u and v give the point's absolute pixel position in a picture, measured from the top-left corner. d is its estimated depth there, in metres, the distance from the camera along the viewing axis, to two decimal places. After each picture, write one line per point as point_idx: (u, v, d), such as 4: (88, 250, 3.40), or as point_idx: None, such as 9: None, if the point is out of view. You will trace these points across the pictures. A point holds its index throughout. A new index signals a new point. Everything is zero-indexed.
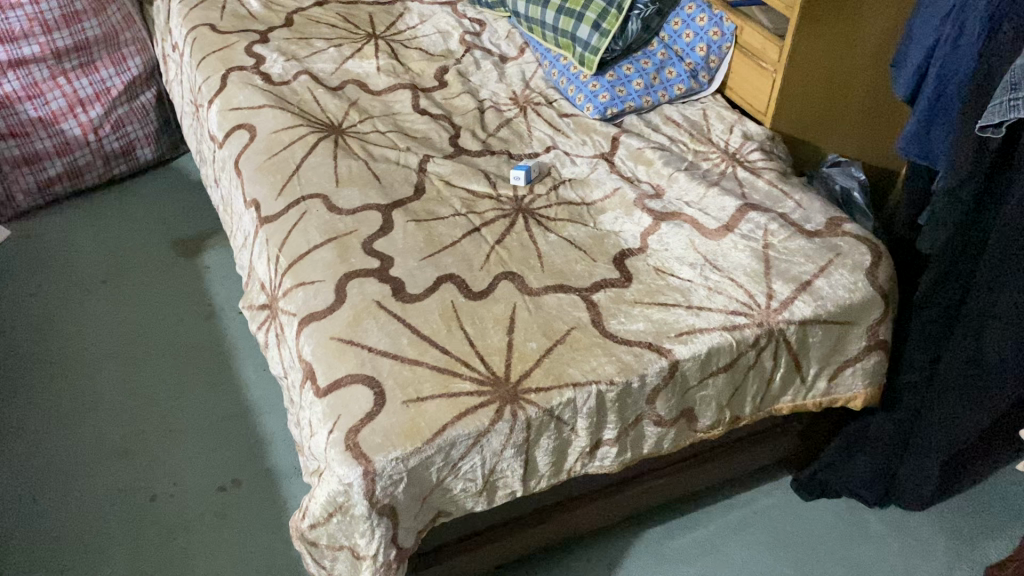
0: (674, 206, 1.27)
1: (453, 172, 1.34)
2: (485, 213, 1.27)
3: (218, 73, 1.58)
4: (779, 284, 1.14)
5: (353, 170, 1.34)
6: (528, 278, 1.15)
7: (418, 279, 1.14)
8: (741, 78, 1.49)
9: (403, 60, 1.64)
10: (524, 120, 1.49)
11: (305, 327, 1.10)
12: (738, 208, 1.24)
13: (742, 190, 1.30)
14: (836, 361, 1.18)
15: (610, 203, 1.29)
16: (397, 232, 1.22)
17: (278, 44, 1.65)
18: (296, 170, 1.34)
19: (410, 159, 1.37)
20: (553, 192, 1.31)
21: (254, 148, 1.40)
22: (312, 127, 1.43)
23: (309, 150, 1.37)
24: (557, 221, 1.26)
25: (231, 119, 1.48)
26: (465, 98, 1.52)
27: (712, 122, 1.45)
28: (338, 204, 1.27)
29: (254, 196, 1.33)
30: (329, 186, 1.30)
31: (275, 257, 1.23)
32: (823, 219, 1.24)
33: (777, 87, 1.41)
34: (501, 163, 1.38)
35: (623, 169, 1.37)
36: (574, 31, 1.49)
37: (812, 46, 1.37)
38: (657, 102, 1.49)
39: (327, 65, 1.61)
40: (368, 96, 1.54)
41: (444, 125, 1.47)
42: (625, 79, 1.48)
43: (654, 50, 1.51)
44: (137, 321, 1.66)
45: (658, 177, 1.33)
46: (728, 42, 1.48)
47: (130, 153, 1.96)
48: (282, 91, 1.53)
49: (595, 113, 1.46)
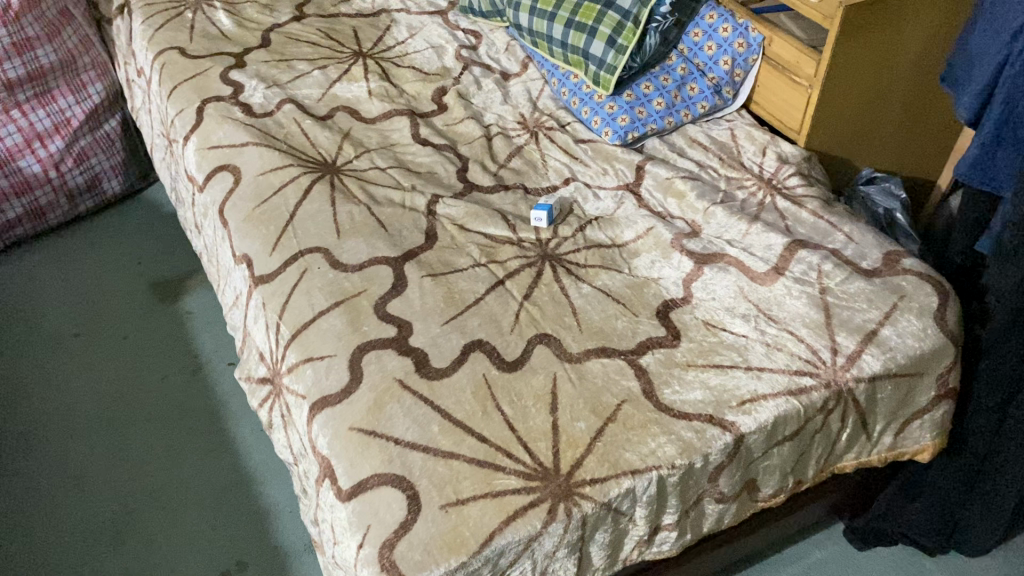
0: (715, 246, 1.15)
1: (465, 214, 1.21)
2: (507, 262, 1.14)
3: (192, 104, 1.43)
4: (844, 336, 1.02)
5: (354, 217, 1.20)
6: (566, 341, 1.02)
7: (443, 349, 1.01)
8: (769, 92, 1.37)
9: (396, 81, 1.50)
10: (536, 147, 1.36)
11: (318, 413, 0.97)
12: (786, 246, 1.13)
13: (786, 223, 1.19)
14: (904, 414, 1.07)
15: (644, 244, 1.17)
16: (412, 291, 1.09)
17: (256, 69, 1.50)
18: (291, 220, 1.20)
19: (417, 200, 1.24)
20: (579, 233, 1.19)
21: (240, 194, 1.26)
22: (303, 167, 1.28)
23: (303, 195, 1.23)
24: (588, 268, 1.13)
25: (212, 160, 1.34)
26: (469, 124, 1.39)
27: (742, 143, 1.33)
28: (341, 260, 1.14)
29: (245, 252, 1.19)
30: (330, 238, 1.17)
31: (275, 325, 1.09)
32: (879, 255, 1.13)
33: (813, 105, 1.29)
34: (517, 201, 1.26)
35: (651, 202, 1.25)
36: (585, 47, 1.36)
37: (852, 60, 1.25)
38: (680, 123, 1.36)
39: (312, 91, 1.46)
40: (362, 126, 1.40)
41: (450, 157, 1.33)
42: (645, 99, 1.35)
43: (672, 65, 1.39)
44: (116, 380, 1.51)
45: (692, 211, 1.21)
46: (755, 53, 1.36)
47: (95, 187, 1.80)
48: (265, 123, 1.38)
49: (615, 138, 1.33)
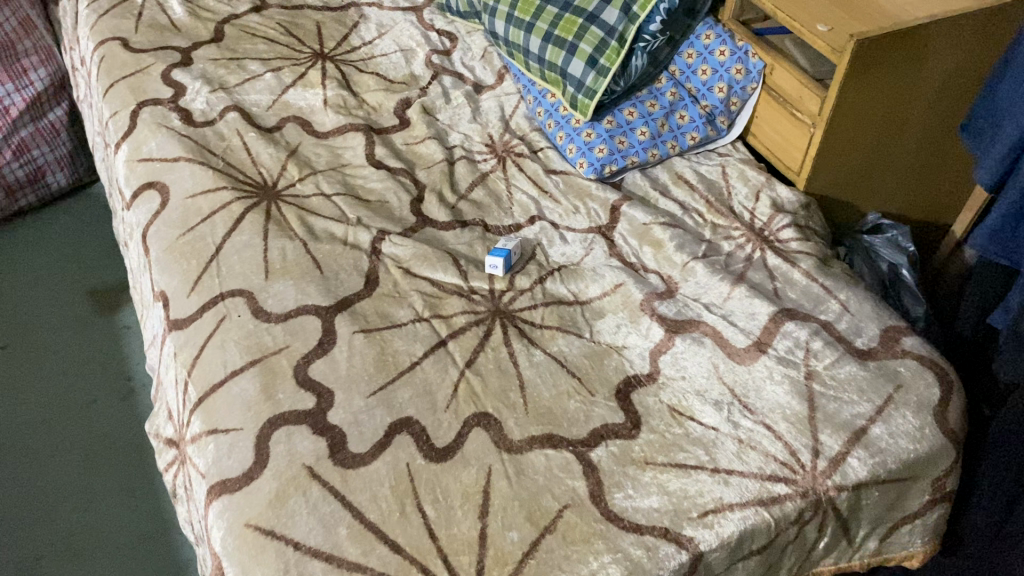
0: (690, 309, 1.01)
1: (412, 255, 1.08)
2: (452, 319, 1.01)
3: (127, 107, 1.29)
4: (828, 435, 0.89)
5: (287, 255, 1.06)
6: (507, 424, 0.89)
7: (364, 428, 0.88)
8: (768, 125, 1.22)
9: (356, 89, 1.35)
10: (502, 175, 1.21)
11: (214, 499, 0.84)
12: (770, 316, 0.99)
13: (774, 286, 1.04)
14: (891, 519, 0.93)
15: (610, 302, 1.03)
16: (340, 351, 0.96)
17: (203, 68, 1.35)
18: (216, 255, 1.07)
19: (361, 236, 1.10)
20: (539, 285, 1.05)
21: (165, 218, 1.13)
22: (238, 190, 1.15)
23: (232, 226, 1.10)
24: (543, 330, 0.99)
25: (140, 174, 1.20)
26: (431, 144, 1.25)
27: (733, 182, 1.19)
28: (264, 307, 1.00)
29: (163, 289, 1.06)
30: (256, 279, 1.03)
31: (184, 382, 0.96)
32: (876, 331, 0.99)
33: (814, 147, 1.14)
34: (474, 241, 1.12)
35: (624, 250, 1.10)
36: (564, 65, 1.21)
37: (861, 98, 1.10)
38: (665, 155, 1.22)
39: (262, 97, 1.32)
40: (312, 141, 1.26)
41: (405, 183, 1.19)
42: (627, 126, 1.20)
43: (661, 88, 1.23)
44: (40, 403, 1.39)
45: (669, 264, 1.07)
46: (755, 81, 1.20)
47: (38, 180, 1.66)
48: (204, 133, 1.24)
49: (590, 171, 1.19)
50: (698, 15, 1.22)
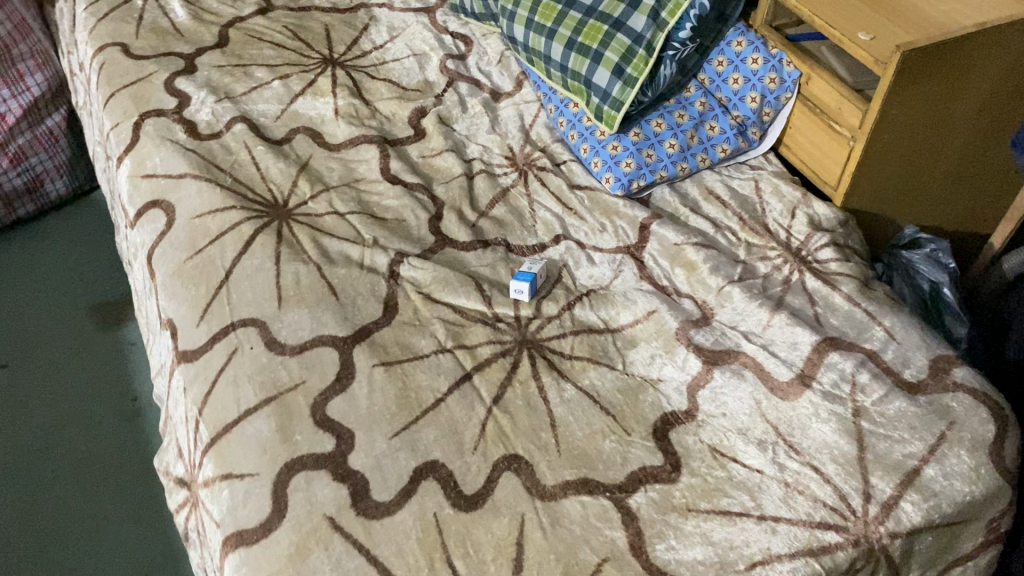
0: (728, 338, 0.96)
1: (433, 280, 1.02)
2: (477, 350, 0.95)
3: (129, 118, 1.23)
4: (879, 478, 0.84)
5: (300, 280, 1.01)
6: (539, 468, 0.84)
7: (388, 473, 0.83)
8: (802, 137, 1.16)
9: (368, 97, 1.29)
10: (524, 191, 1.16)
11: (231, 551, 0.79)
12: (813, 346, 0.94)
13: (815, 311, 0.99)
14: (943, 562, 0.88)
15: (643, 330, 0.97)
16: (359, 387, 0.90)
17: (207, 76, 1.29)
18: (226, 280, 1.01)
19: (378, 259, 1.05)
20: (567, 312, 0.99)
21: (172, 240, 1.07)
22: (248, 209, 1.09)
23: (242, 249, 1.04)
24: (573, 361, 0.94)
25: (145, 192, 1.14)
26: (449, 157, 1.19)
27: (767, 198, 1.13)
28: (278, 338, 0.95)
29: (171, 317, 1.01)
30: (268, 307, 0.98)
31: (195, 420, 0.91)
32: (924, 362, 0.94)
33: (854, 161, 1.08)
34: (496, 263, 1.06)
35: (655, 272, 1.05)
36: (588, 75, 1.14)
37: (905, 111, 1.04)
38: (695, 169, 1.16)
39: (270, 106, 1.26)
40: (324, 154, 1.20)
41: (422, 200, 1.14)
42: (655, 139, 1.15)
43: (690, 98, 1.17)
44: (42, 425, 1.33)
45: (704, 288, 1.01)
46: (789, 91, 1.14)
47: (36, 189, 1.60)
48: (210, 147, 1.18)
49: (617, 187, 1.13)
50: (728, 20, 1.16)
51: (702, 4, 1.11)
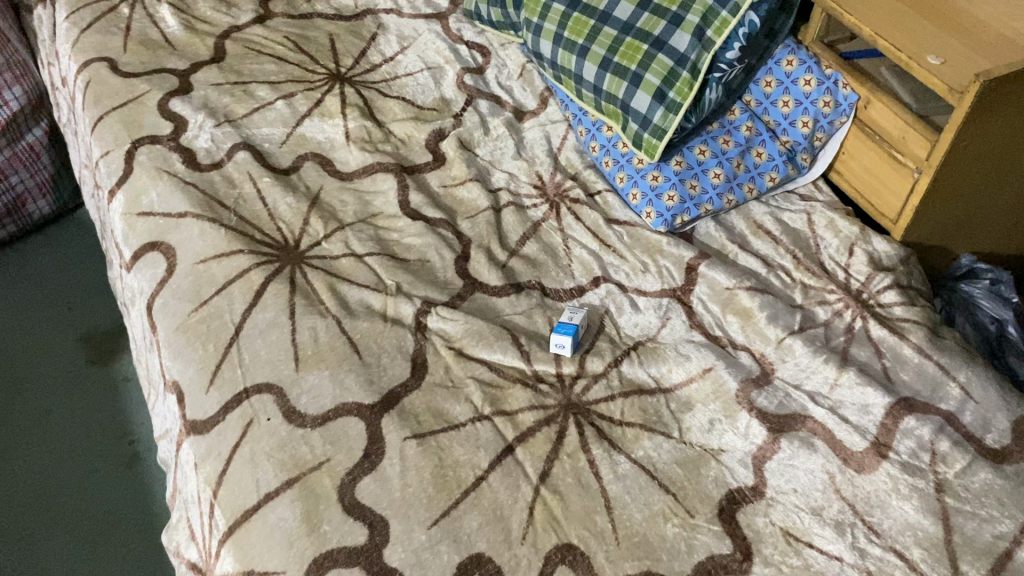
0: (792, 400, 0.87)
1: (464, 333, 0.93)
2: (518, 416, 0.86)
3: (121, 146, 1.13)
4: (970, 565, 0.75)
5: (318, 336, 0.91)
6: (596, 559, 0.76)
7: (429, 571, 0.74)
8: (858, 164, 1.07)
9: (381, 118, 1.19)
10: (557, 225, 1.06)
11: None
12: (886, 409, 0.85)
13: (883, 365, 0.91)
14: None
15: (698, 391, 0.89)
16: (391, 465, 0.81)
17: (205, 96, 1.19)
18: (236, 337, 0.92)
19: (402, 309, 0.95)
20: (614, 369, 0.91)
21: (174, 289, 0.98)
22: (257, 253, 0.99)
23: (252, 300, 0.94)
24: (625, 429, 0.85)
25: (141, 232, 1.04)
26: (473, 187, 1.09)
27: (821, 232, 1.04)
28: (298, 407, 0.86)
29: (176, 379, 0.91)
30: (284, 370, 0.89)
31: (209, 503, 0.82)
32: (1006, 425, 0.86)
33: (918, 194, 0.99)
34: (532, 310, 0.97)
35: (706, 319, 0.96)
36: (625, 98, 1.05)
37: (977, 142, 0.94)
38: (742, 200, 1.07)
39: (274, 130, 1.15)
40: (336, 184, 1.10)
41: (447, 237, 1.04)
42: (699, 168, 1.06)
43: (735, 121, 1.08)
44: (33, 475, 1.23)
45: (761, 340, 0.93)
46: (844, 115, 1.05)
47: (18, 209, 1.49)
48: (212, 179, 1.08)
49: (659, 223, 1.04)
50: (778, 35, 1.07)
51: (751, 21, 1.02)
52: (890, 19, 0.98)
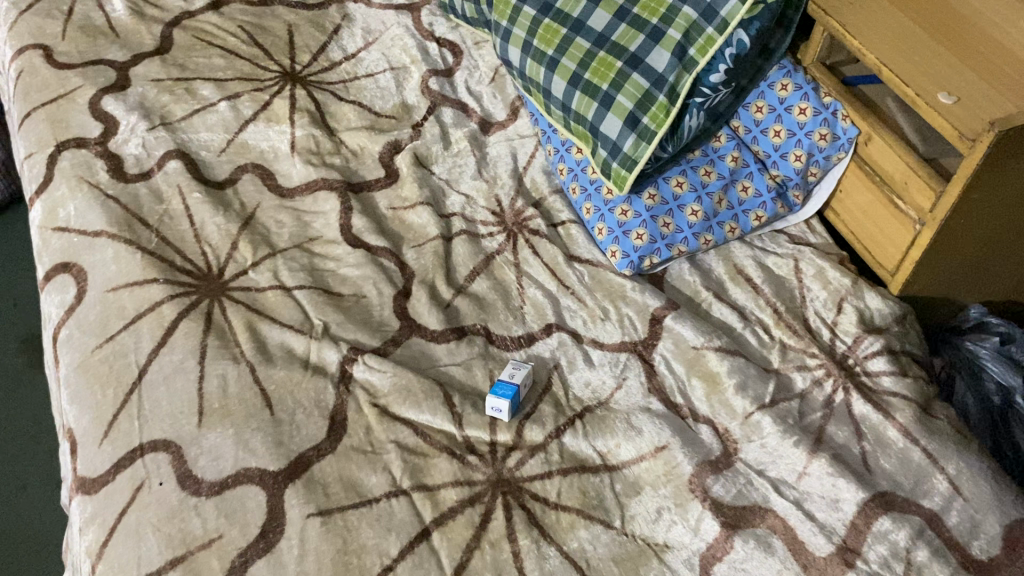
0: (753, 488, 0.77)
1: (391, 387, 0.83)
2: (439, 493, 0.76)
3: (44, 149, 1.02)
4: None
5: (227, 386, 0.82)
6: None
7: None
8: (855, 206, 0.95)
9: (333, 125, 1.09)
10: (512, 259, 0.95)
11: None
12: (858, 507, 0.75)
13: (862, 449, 0.80)
14: None
15: (648, 472, 0.78)
16: (288, 548, 0.72)
17: (142, 93, 1.08)
18: (138, 382, 0.82)
19: (326, 355, 0.85)
20: (554, 440, 0.80)
21: (80, 320, 0.88)
22: (173, 283, 0.89)
23: (161, 340, 0.85)
24: (559, 514, 0.75)
25: (55, 250, 0.94)
26: (423, 212, 0.99)
27: (808, 282, 0.93)
28: (194, 471, 0.77)
29: (71, 426, 0.82)
30: (185, 425, 0.79)
31: None
32: (997, 530, 0.74)
33: (919, 248, 0.87)
34: (473, 361, 0.86)
35: (667, 383, 0.85)
36: (594, 121, 0.92)
37: (991, 196, 0.81)
38: (721, 241, 0.95)
39: (214, 136, 1.05)
40: (274, 201, 1.00)
41: (388, 268, 0.94)
42: (674, 204, 0.94)
43: (720, 149, 0.96)
44: None
45: (727, 413, 0.82)
46: (842, 150, 0.92)
47: None
48: (137, 192, 0.98)
49: (624, 265, 0.92)
50: (773, 55, 0.95)
51: (740, 40, 0.89)
52: (901, 47, 0.85)
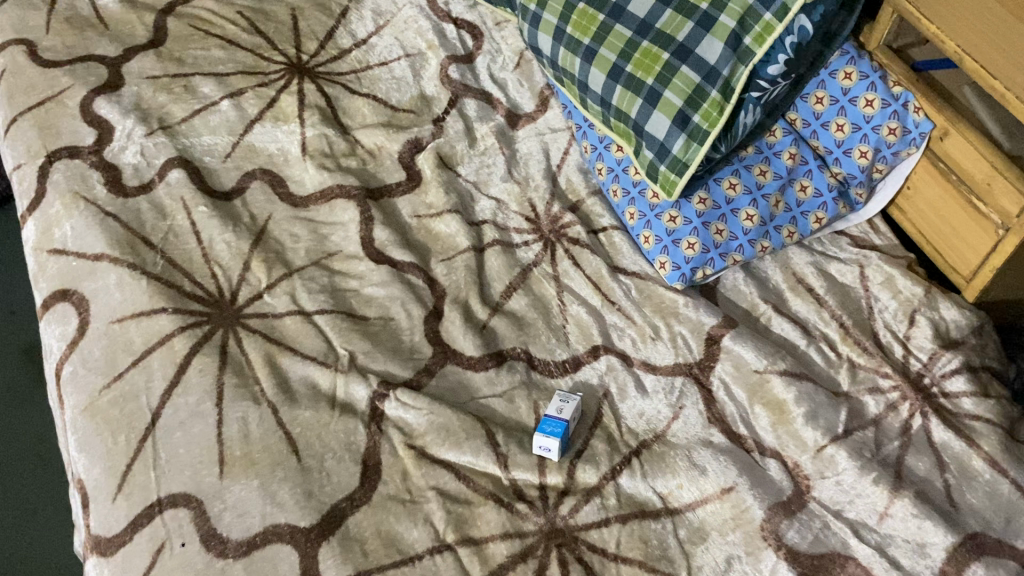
0: (831, 534, 0.70)
1: (429, 427, 0.76)
2: (488, 548, 0.70)
3: (33, 159, 0.93)
4: None
5: (249, 431, 0.75)
6: None
7: None
8: (925, 204, 0.87)
9: (346, 122, 1.01)
10: (551, 272, 0.89)
11: None
12: (948, 553, 0.68)
13: (946, 483, 0.73)
14: None
15: (714, 516, 0.72)
16: None
17: (138, 92, 0.99)
18: (152, 428, 0.74)
19: (354, 391, 0.78)
20: (610, 482, 0.74)
21: (83, 357, 0.79)
22: (185, 311, 0.81)
23: (175, 378, 0.77)
24: (620, 567, 0.69)
25: (52, 275, 0.85)
26: (451, 221, 0.91)
27: (875, 291, 0.85)
28: (218, 529, 0.69)
29: (81, 477, 0.74)
30: (205, 477, 0.72)
31: None
32: None
33: (1001, 256, 0.79)
34: (515, 392, 0.80)
35: (729, 412, 0.78)
36: (639, 119, 0.84)
37: None
38: (779, 246, 0.87)
39: (218, 139, 0.96)
40: (287, 212, 0.92)
41: (416, 286, 0.87)
42: (728, 208, 0.86)
43: (775, 145, 0.88)
44: None
45: (796, 446, 0.75)
46: (914, 145, 0.85)
47: None
48: (138, 207, 0.89)
49: (675, 278, 0.85)
50: (835, 39, 0.84)
51: (802, 27, 0.80)
52: None
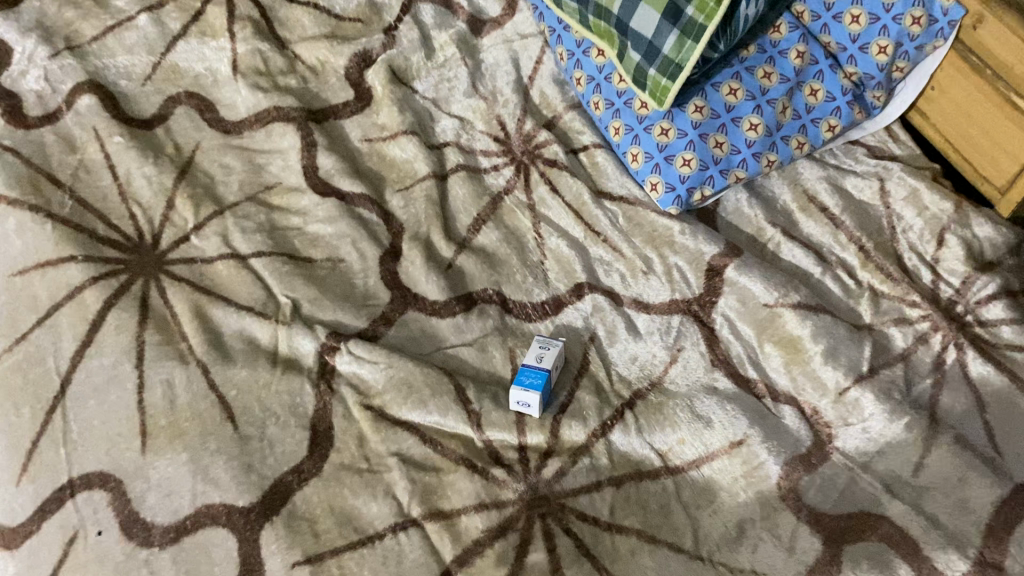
0: (860, 489, 0.60)
1: (387, 384, 0.65)
2: (460, 522, 0.59)
3: None
4: None
5: (176, 396, 0.63)
6: None
7: None
8: (953, 105, 0.76)
9: (284, 35, 0.87)
10: (525, 200, 0.77)
11: None
12: (996, 507, 0.58)
13: (988, 424, 0.63)
14: None
15: (722, 474, 0.62)
16: None
17: (38, 7, 0.84)
18: (62, 397, 0.63)
19: (299, 344, 0.67)
20: (601, 440, 0.63)
21: None
22: (98, 259, 0.69)
23: (87, 338, 0.65)
24: (616, 538, 0.58)
25: None
26: (408, 145, 0.79)
27: (897, 208, 0.75)
28: (141, 513, 0.58)
29: None
30: (124, 453, 0.61)
31: None
32: None
33: None
34: (487, 339, 0.69)
35: (736, 355, 0.68)
36: (623, 15, 0.71)
37: None
38: (786, 160, 0.76)
39: (135, 59, 0.83)
40: (218, 139, 0.80)
41: (370, 221, 0.75)
42: (728, 117, 0.74)
43: (781, 43, 0.76)
44: None
45: (815, 389, 0.65)
46: (941, 36, 0.73)
47: None
48: (40, 140, 0.76)
49: (669, 202, 0.74)
50: None
51: None
52: None
